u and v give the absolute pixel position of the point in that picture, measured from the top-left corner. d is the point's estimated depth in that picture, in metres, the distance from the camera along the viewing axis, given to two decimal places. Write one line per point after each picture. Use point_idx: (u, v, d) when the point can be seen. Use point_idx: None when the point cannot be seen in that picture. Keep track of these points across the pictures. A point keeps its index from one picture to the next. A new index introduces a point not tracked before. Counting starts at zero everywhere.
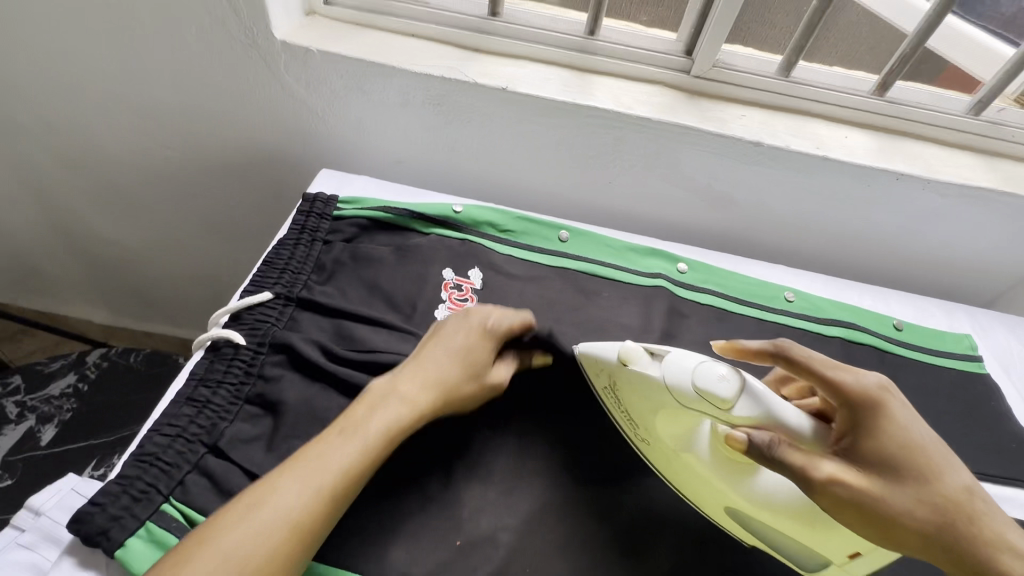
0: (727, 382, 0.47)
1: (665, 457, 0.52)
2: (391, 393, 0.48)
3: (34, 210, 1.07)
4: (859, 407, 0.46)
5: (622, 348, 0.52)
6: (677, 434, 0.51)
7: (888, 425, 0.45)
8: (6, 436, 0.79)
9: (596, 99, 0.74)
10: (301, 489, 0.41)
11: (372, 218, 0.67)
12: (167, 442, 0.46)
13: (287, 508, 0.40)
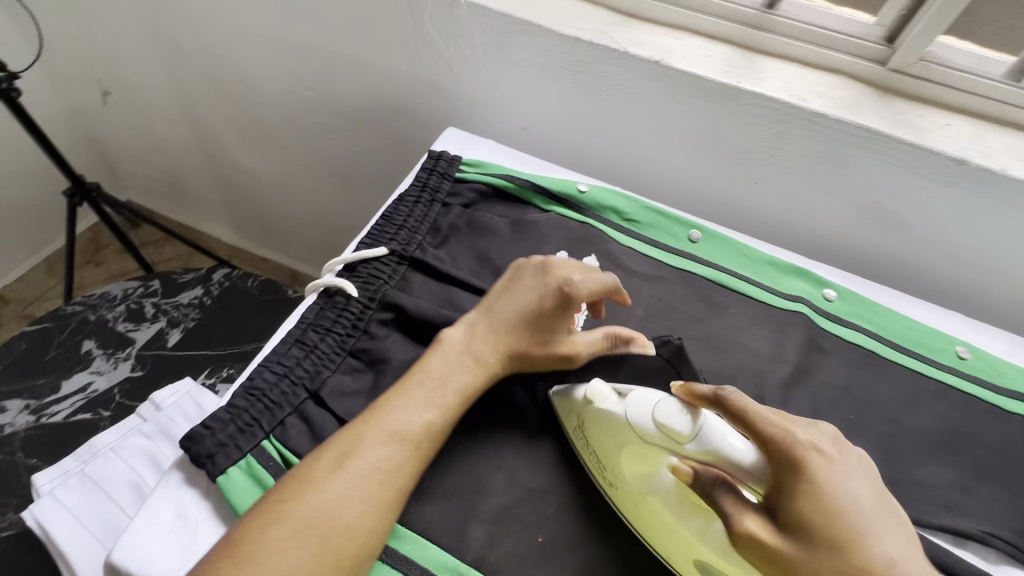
0: (686, 416, 0.41)
1: (629, 504, 0.44)
2: (424, 385, 0.46)
3: (189, 131, 1.18)
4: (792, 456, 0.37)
5: (589, 386, 0.46)
6: (637, 472, 0.43)
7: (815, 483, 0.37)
8: (143, 331, 0.90)
9: (764, 84, 0.64)
10: (346, 490, 0.40)
11: (493, 185, 0.64)
12: (275, 380, 0.48)
13: (330, 509, 0.39)
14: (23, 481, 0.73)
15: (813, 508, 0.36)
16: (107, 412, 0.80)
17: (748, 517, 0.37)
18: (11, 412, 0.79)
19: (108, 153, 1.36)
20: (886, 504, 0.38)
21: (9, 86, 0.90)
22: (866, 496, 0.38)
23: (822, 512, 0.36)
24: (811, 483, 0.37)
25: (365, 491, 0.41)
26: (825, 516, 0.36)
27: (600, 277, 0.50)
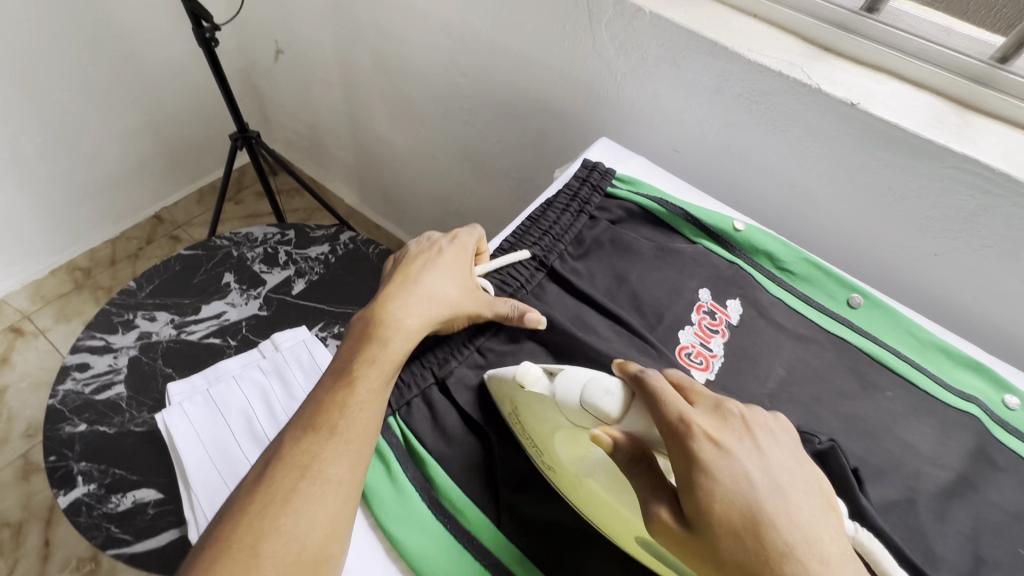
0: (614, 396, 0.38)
1: (566, 481, 0.41)
2: (366, 336, 0.46)
3: (342, 98, 1.26)
4: (700, 443, 0.34)
5: (521, 368, 0.41)
6: (572, 454, 0.40)
7: (723, 471, 0.33)
8: (274, 275, 0.96)
9: (979, 148, 0.56)
10: (314, 441, 0.41)
11: (643, 207, 0.62)
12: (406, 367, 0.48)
13: (305, 455, 0.40)
14: (158, 386, 0.82)
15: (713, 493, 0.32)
16: (233, 341, 0.88)
17: (660, 503, 0.34)
18: (159, 322, 0.89)
19: (267, 106, 1.50)
20: (806, 479, 0.34)
21: (211, 35, 1.00)
22: (770, 479, 0.33)
23: (722, 497, 0.32)
24: (704, 468, 0.33)
25: (314, 436, 0.41)
26: (721, 501, 0.32)
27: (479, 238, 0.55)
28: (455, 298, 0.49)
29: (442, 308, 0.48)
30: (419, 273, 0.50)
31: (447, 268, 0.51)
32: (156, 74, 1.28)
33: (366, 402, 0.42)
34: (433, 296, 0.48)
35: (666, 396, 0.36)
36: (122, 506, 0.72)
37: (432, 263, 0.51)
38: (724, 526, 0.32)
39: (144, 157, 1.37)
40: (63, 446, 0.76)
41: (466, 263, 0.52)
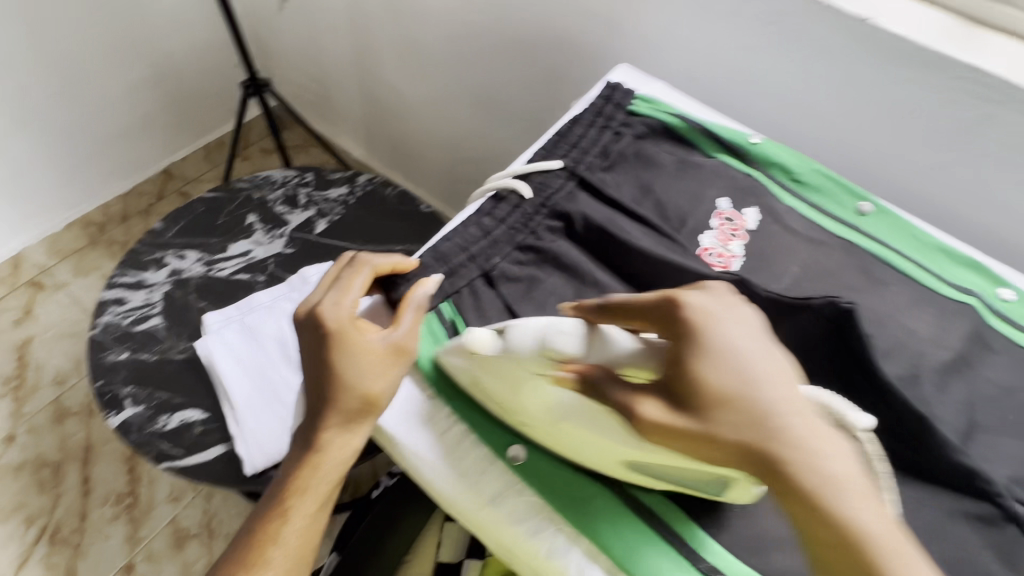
0: (568, 331, 0.38)
1: (543, 435, 0.43)
2: (335, 348, 0.44)
3: (350, 46, 1.26)
4: (682, 331, 0.36)
5: (467, 334, 0.41)
6: (539, 402, 0.40)
7: (711, 352, 0.35)
8: (295, 216, 0.98)
9: (984, 58, 0.59)
10: (341, 429, 0.44)
11: (664, 123, 0.65)
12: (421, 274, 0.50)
13: (340, 442, 0.44)
14: (194, 317, 0.86)
15: (699, 367, 0.34)
16: (262, 276, 0.91)
17: (644, 398, 0.35)
18: (188, 260, 0.92)
19: (271, 58, 1.49)
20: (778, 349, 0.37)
21: None
22: (750, 340, 0.36)
23: (716, 365, 0.34)
24: (691, 336, 0.35)
25: (341, 422, 0.44)
26: (717, 370, 0.34)
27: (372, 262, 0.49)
28: (367, 386, 0.44)
29: (357, 405, 0.44)
30: (319, 375, 0.45)
31: (338, 364, 0.44)
32: (161, 23, 1.27)
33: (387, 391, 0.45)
34: (343, 400, 0.44)
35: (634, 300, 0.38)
36: (170, 425, 0.76)
37: (320, 360, 0.45)
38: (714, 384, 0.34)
39: (152, 110, 1.37)
40: (108, 371, 0.80)
41: (353, 339, 0.45)
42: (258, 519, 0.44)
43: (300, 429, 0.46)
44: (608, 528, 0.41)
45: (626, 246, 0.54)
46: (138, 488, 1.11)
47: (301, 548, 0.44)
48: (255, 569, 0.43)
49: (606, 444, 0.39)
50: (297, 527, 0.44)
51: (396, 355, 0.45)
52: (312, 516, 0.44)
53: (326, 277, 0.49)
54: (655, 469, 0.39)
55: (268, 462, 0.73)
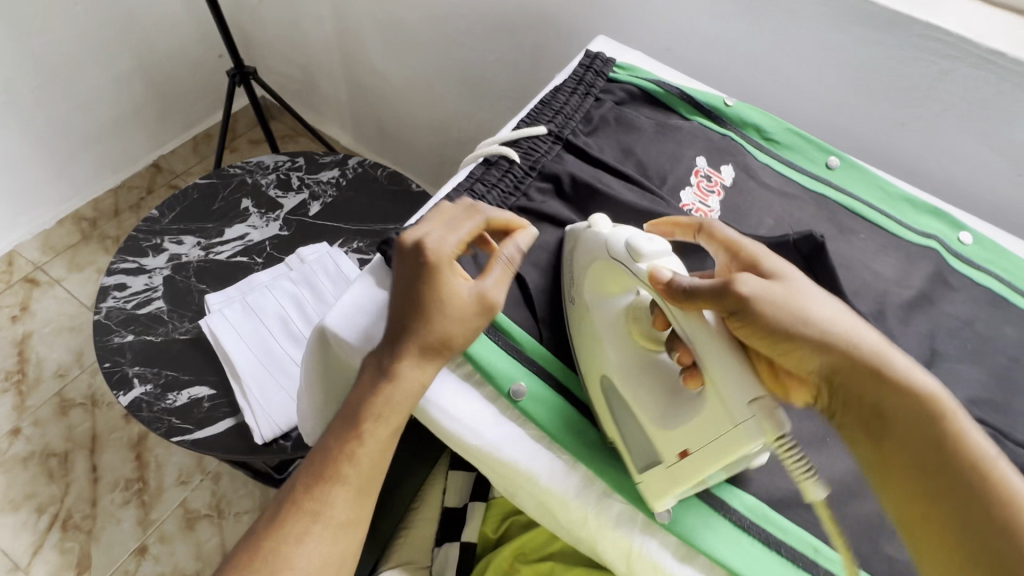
0: (654, 242, 0.45)
1: (576, 318, 0.50)
2: (432, 288, 0.46)
3: (334, 32, 1.27)
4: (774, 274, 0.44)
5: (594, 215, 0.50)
6: (599, 290, 0.49)
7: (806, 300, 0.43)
8: (289, 199, 1.00)
9: (940, 16, 0.62)
10: (418, 361, 0.45)
11: (642, 89, 0.68)
12: None
13: (415, 373, 0.45)
14: (196, 299, 0.88)
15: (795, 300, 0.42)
16: (260, 258, 0.94)
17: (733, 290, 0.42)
18: (186, 245, 0.94)
19: (255, 48, 1.49)
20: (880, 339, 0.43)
21: None
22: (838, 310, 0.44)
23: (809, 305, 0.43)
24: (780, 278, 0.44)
25: (417, 356, 0.45)
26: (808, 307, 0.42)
27: (479, 214, 0.50)
28: (453, 329, 0.46)
29: (439, 345, 0.46)
30: (411, 305, 0.46)
31: (432, 299, 0.46)
32: (144, 15, 1.27)
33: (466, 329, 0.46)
34: (429, 334, 0.45)
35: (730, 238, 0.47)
36: (179, 401, 0.78)
37: (416, 289, 0.46)
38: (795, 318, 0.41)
39: (138, 104, 1.38)
40: (115, 353, 0.82)
41: (450, 279, 0.46)
42: (332, 437, 0.46)
43: (374, 358, 0.46)
44: (602, 461, 0.45)
45: (612, 203, 0.57)
46: (147, 473, 1.13)
47: (372, 470, 0.46)
48: (330, 483, 0.45)
49: (609, 348, 0.47)
50: (371, 448, 0.46)
51: (483, 307, 0.46)
52: (383, 441, 0.46)
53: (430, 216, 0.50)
54: (614, 400, 0.46)
55: (278, 430, 0.76)
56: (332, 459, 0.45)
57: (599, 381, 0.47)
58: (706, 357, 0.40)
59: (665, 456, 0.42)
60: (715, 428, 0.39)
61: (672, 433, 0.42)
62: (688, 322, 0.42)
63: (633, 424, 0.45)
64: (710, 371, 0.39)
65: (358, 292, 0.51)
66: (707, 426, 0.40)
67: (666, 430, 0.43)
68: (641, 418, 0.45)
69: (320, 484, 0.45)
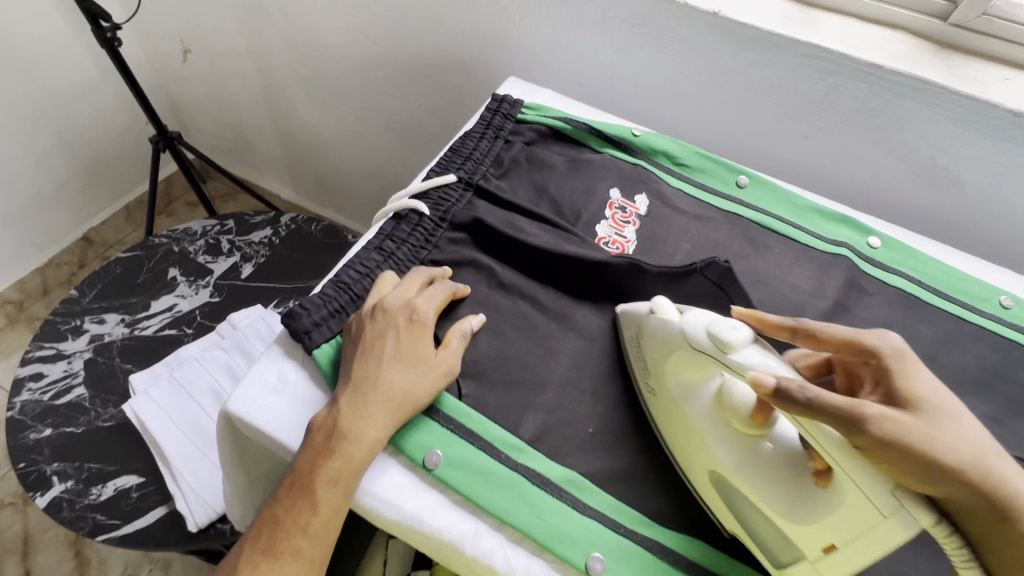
0: (741, 330, 0.41)
1: (662, 411, 0.47)
2: (408, 351, 0.46)
3: (261, 91, 1.26)
4: (903, 388, 0.40)
5: (655, 300, 0.48)
6: (682, 381, 0.46)
7: (956, 443, 0.37)
8: (219, 263, 0.97)
9: (821, 36, 0.65)
10: (383, 423, 0.44)
11: (552, 127, 0.69)
12: (324, 301, 0.50)
13: (373, 435, 0.43)
14: (122, 381, 0.84)
15: (935, 425, 0.37)
16: (190, 329, 0.90)
17: (869, 408, 0.36)
18: (109, 324, 0.89)
19: (182, 111, 1.47)
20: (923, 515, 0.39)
21: (112, 35, 1.01)
22: (990, 444, 0.38)
23: (957, 444, 0.37)
24: (921, 408, 0.39)
25: (378, 416, 0.44)
26: (964, 442, 0.37)
27: (447, 286, 0.52)
28: (418, 388, 0.45)
29: (401, 405, 0.45)
30: (377, 366, 0.45)
31: (405, 363, 0.46)
32: (57, 88, 1.23)
33: (427, 390, 0.46)
34: (394, 393, 0.45)
35: (880, 349, 0.41)
36: (104, 495, 0.73)
37: (388, 350, 0.46)
38: (938, 447, 0.36)
39: (61, 179, 1.33)
40: (30, 452, 0.76)
41: (425, 342, 0.47)
42: (282, 504, 0.43)
43: (330, 413, 0.44)
44: (528, 511, 0.44)
45: (527, 247, 0.56)
46: (89, 570, 1.05)
47: (324, 534, 0.42)
48: (281, 552, 0.41)
49: (711, 446, 0.44)
50: (324, 514, 0.42)
51: (447, 370, 0.47)
52: (338, 505, 0.42)
53: (407, 282, 0.51)
54: (735, 498, 0.43)
55: (213, 514, 0.71)
56: (274, 531, 0.42)
57: (707, 475, 0.44)
58: (844, 468, 0.36)
59: (806, 552, 0.40)
60: (861, 528, 0.36)
61: (813, 525, 0.39)
62: (828, 436, 0.36)
63: (755, 512, 0.42)
64: (848, 481, 0.36)
65: (266, 367, 0.48)
66: (844, 525, 0.37)
67: (801, 533, 0.40)
68: (760, 506, 0.41)
69: (268, 556, 0.41)
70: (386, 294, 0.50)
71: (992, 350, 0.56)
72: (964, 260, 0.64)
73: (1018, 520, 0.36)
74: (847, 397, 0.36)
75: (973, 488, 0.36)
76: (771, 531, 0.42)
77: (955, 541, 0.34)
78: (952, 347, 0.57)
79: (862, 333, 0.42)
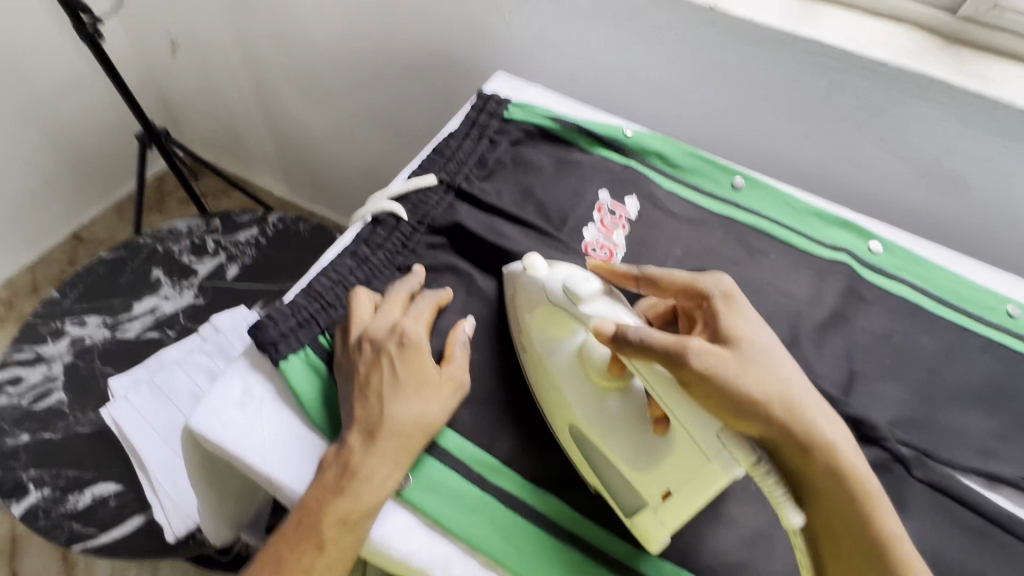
0: (593, 284, 0.45)
1: (532, 370, 0.47)
2: (410, 375, 0.43)
3: (250, 86, 1.24)
4: (727, 329, 0.41)
5: (528, 257, 0.49)
6: (548, 337, 0.47)
7: (766, 374, 0.38)
8: (204, 264, 0.95)
9: (822, 31, 0.62)
10: (393, 459, 0.41)
11: (540, 126, 0.66)
12: (293, 311, 0.47)
13: (383, 473, 0.40)
14: (102, 385, 0.82)
15: (750, 359, 0.39)
16: (172, 331, 0.88)
17: (688, 342, 0.38)
18: (90, 326, 0.88)
19: (173, 106, 1.45)
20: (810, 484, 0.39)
21: (94, 29, 0.98)
22: (800, 378, 0.39)
23: (770, 378, 0.38)
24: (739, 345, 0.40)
25: (388, 451, 0.41)
26: (774, 372, 0.38)
27: (432, 298, 0.49)
28: (428, 415, 0.43)
29: (413, 437, 0.42)
30: (380, 396, 0.42)
31: (408, 388, 0.43)
32: (42, 83, 1.21)
33: (436, 419, 0.43)
34: (402, 426, 0.42)
35: (714, 296, 0.43)
36: (81, 503, 0.71)
37: (388, 377, 0.43)
38: (744, 377, 0.37)
39: (49, 176, 1.31)
40: (7, 458, 0.75)
41: (424, 362, 0.44)
42: (285, 550, 0.39)
43: (339, 452, 0.41)
44: (503, 537, 0.41)
45: (509, 254, 0.54)
46: (76, 573, 1.04)
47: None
48: None
49: (569, 398, 0.45)
50: (335, 560, 0.39)
51: (456, 388, 0.45)
52: (349, 549, 0.39)
53: (391, 302, 0.48)
54: (591, 450, 0.44)
55: (191, 524, 0.69)
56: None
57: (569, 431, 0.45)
58: (677, 410, 0.38)
59: (648, 497, 0.40)
60: (698, 463, 0.38)
61: (656, 470, 0.40)
62: (657, 377, 0.39)
63: (616, 469, 0.43)
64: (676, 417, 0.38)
65: (231, 381, 0.46)
66: (681, 462, 0.39)
67: (642, 474, 0.41)
68: (618, 461, 0.42)
69: None
70: (363, 319, 0.47)
71: (998, 362, 0.54)
72: (970, 266, 0.61)
73: (828, 451, 0.36)
74: (670, 335, 0.39)
75: (780, 418, 0.37)
76: (628, 483, 0.42)
77: (777, 486, 0.34)
78: (956, 360, 0.54)
79: (697, 278, 0.45)
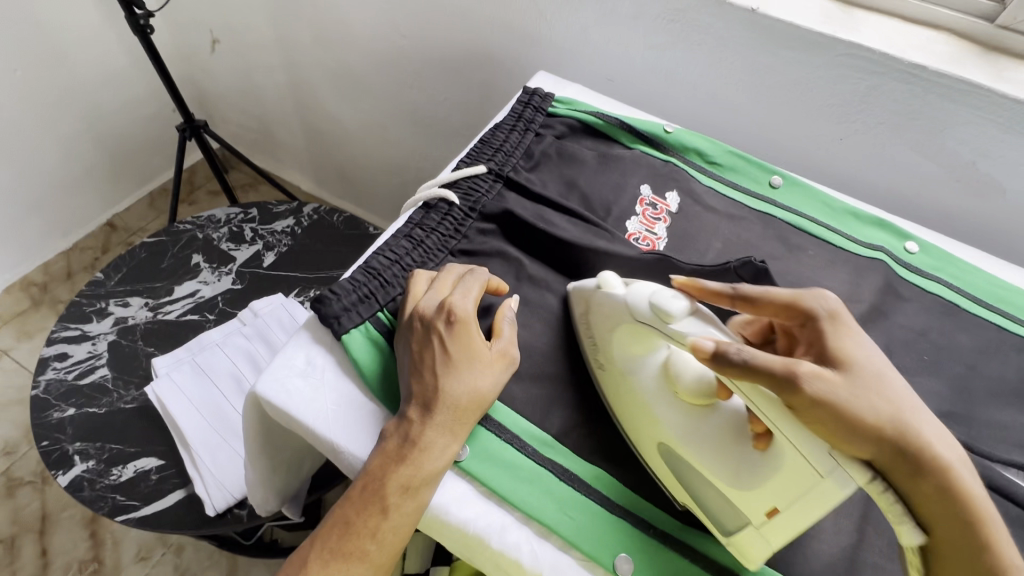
0: (681, 300, 0.42)
1: (612, 385, 0.47)
2: (463, 352, 0.44)
3: (286, 82, 1.27)
4: (828, 346, 0.39)
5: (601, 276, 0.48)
6: (630, 353, 0.46)
7: (876, 393, 0.37)
8: (242, 251, 0.97)
9: (862, 35, 0.64)
10: (451, 433, 0.43)
11: (583, 122, 0.68)
12: (354, 287, 0.49)
13: (443, 446, 0.42)
14: (144, 364, 0.85)
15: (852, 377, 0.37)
16: (211, 315, 0.91)
17: (798, 365, 0.36)
18: (133, 307, 0.90)
19: (208, 101, 1.48)
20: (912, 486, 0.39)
21: (145, 22, 1.02)
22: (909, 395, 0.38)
23: (878, 396, 0.37)
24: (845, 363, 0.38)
25: (447, 425, 0.42)
26: (882, 392, 0.37)
27: (482, 274, 0.49)
28: (481, 389, 0.44)
29: (469, 411, 0.43)
30: (435, 373, 0.43)
31: (461, 365, 0.44)
32: (88, 74, 1.25)
33: (490, 396, 0.44)
34: (458, 400, 0.43)
35: (819, 313, 0.40)
36: (124, 476, 0.73)
37: (441, 354, 0.44)
38: (857, 400, 0.35)
39: (88, 164, 1.35)
40: (54, 430, 0.77)
41: (475, 339, 0.45)
42: (349, 513, 0.41)
43: (399, 425, 0.42)
44: (555, 507, 0.43)
45: (557, 241, 0.56)
46: (103, 552, 1.06)
47: (396, 541, 0.41)
48: (349, 559, 0.40)
49: (659, 416, 0.44)
50: (397, 524, 0.41)
51: (506, 362, 0.46)
52: (411, 515, 0.41)
53: (441, 280, 0.49)
54: (684, 468, 0.43)
55: (231, 499, 0.71)
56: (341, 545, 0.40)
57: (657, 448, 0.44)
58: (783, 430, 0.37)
59: (750, 517, 0.40)
60: (805, 490, 0.36)
61: (753, 488, 0.39)
62: (763, 401, 0.37)
63: (701, 479, 0.42)
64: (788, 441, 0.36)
65: (293, 352, 0.48)
66: (787, 488, 0.37)
67: (743, 496, 0.40)
68: (706, 473, 0.42)
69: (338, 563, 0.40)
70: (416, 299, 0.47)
71: None
72: (1004, 268, 0.62)
73: (946, 477, 0.35)
74: (778, 360, 0.36)
75: (896, 443, 0.35)
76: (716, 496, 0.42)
77: (889, 497, 0.35)
78: (993, 357, 0.55)
79: (803, 295, 0.41)
